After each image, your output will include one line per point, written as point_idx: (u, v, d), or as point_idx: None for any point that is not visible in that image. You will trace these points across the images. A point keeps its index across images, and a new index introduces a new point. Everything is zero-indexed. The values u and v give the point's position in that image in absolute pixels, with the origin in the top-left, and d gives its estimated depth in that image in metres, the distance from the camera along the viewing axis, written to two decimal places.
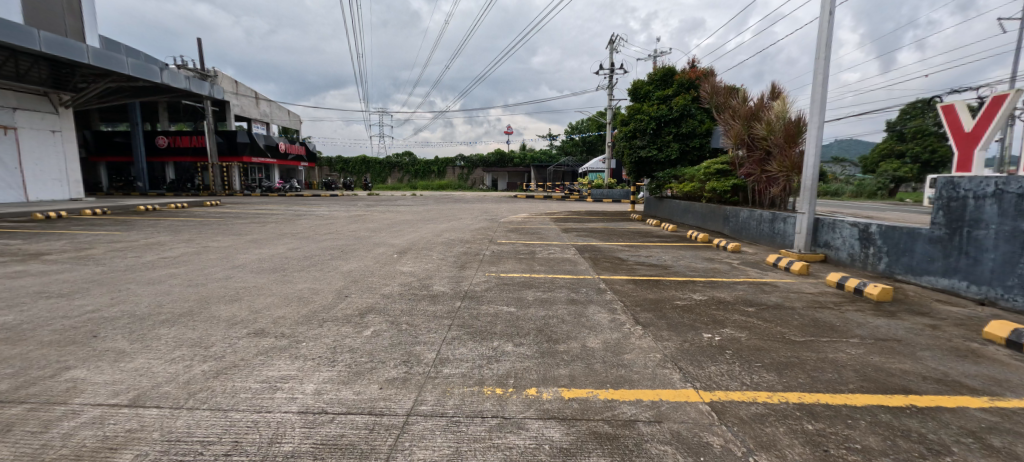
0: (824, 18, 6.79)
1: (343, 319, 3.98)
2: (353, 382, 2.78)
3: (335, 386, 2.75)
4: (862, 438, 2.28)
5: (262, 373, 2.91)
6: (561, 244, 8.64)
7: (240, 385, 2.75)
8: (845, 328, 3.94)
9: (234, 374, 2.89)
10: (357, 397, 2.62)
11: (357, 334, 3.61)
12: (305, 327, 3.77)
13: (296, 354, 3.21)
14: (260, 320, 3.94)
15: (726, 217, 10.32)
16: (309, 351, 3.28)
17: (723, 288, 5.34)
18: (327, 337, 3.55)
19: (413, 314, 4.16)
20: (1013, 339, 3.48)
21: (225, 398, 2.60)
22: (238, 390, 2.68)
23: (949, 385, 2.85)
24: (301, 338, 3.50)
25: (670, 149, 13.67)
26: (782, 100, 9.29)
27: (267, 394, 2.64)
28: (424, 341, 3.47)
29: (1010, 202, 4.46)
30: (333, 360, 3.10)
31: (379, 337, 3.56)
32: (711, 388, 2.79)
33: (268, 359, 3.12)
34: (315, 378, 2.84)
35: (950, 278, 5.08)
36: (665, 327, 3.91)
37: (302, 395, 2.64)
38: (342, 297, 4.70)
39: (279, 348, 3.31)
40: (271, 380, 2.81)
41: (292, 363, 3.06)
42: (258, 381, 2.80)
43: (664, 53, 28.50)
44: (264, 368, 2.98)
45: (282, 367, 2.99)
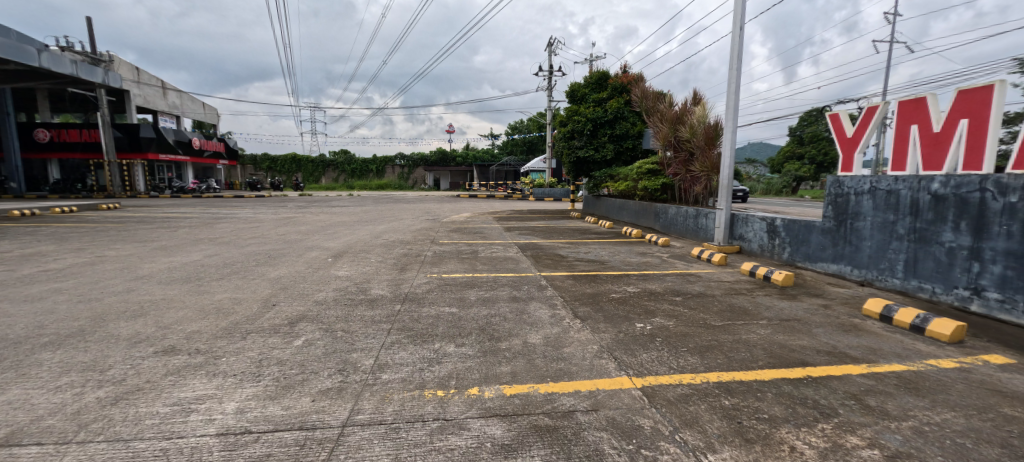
0: (735, 32, 7.48)
1: (271, 330, 3.77)
2: (281, 397, 2.65)
3: (262, 402, 2.60)
4: (768, 408, 2.57)
5: (172, 395, 2.68)
6: (503, 243, 8.72)
7: (145, 410, 2.52)
8: (756, 311, 4.39)
9: (138, 399, 2.64)
10: (286, 412, 2.50)
11: (287, 345, 3.43)
12: (225, 341, 3.51)
13: (213, 371, 2.99)
14: (170, 336, 3.62)
15: (656, 213, 11.00)
16: (230, 367, 3.07)
17: (654, 280, 5.71)
18: (251, 350, 3.35)
19: (349, 320, 4.02)
20: (884, 314, 4.08)
21: (127, 426, 2.37)
22: (143, 416, 2.46)
23: (837, 356, 3.28)
24: (219, 354, 3.26)
25: (605, 150, 14.27)
26: (702, 105, 10.03)
27: (178, 418, 2.44)
28: (361, 348, 3.38)
29: (881, 198, 5.19)
30: (258, 375, 2.93)
31: (312, 346, 3.41)
32: (642, 373, 3.00)
33: (180, 379, 2.88)
34: (237, 396, 2.67)
35: (838, 264, 5.80)
36: (601, 318, 4.13)
37: (221, 415, 2.48)
38: (268, 306, 4.42)
39: (195, 366, 3.08)
40: (182, 402, 2.60)
41: (209, 382, 2.85)
42: (167, 404, 2.59)
43: (599, 58, 29.92)
44: (175, 390, 2.75)
45: (197, 387, 2.78)
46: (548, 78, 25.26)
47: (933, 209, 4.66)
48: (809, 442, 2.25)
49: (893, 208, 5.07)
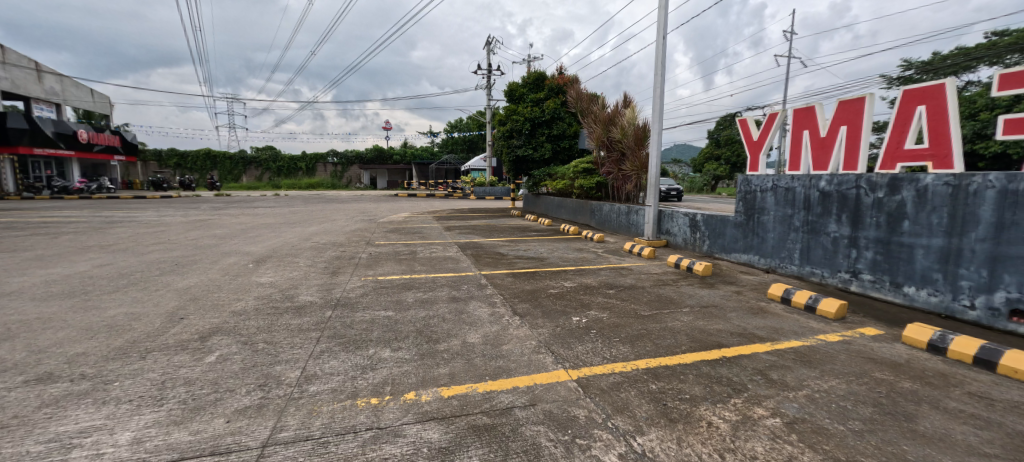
0: (659, 40, 7.97)
1: (178, 347, 3.44)
2: (188, 421, 2.43)
3: (164, 429, 2.37)
4: (689, 388, 2.78)
5: (49, 430, 2.36)
6: (442, 242, 8.63)
7: (12, 451, 2.19)
8: (680, 300, 4.73)
9: (4, 438, 2.29)
10: (195, 438, 2.30)
11: (197, 362, 3.16)
12: (119, 363, 3.15)
13: (103, 398, 2.67)
14: (46, 361, 3.18)
15: (592, 211, 11.43)
16: (125, 392, 2.76)
17: (590, 275, 5.94)
18: (152, 371, 3.03)
19: (272, 330, 3.78)
20: (785, 296, 4.58)
21: None
22: (9, 458, 2.14)
23: (747, 337, 3.63)
24: (112, 378, 2.92)
25: (543, 149, 14.56)
26: (632, 108, 10.57)
27: (56, 457, 2.16)
28: (285, 360, 3.20)
29: (781, 195, 5.81)
30: (160, 399, 2.67)
31: (227, 362, 3.17)
32: (578, 365, 3.12)
33: (60, 411, 2.54)
34: (133, 424, 2.41)
35: (748, 254, 6.40)
36: (540, 314, 4.23)
37: (113, 448, 2.22)
38: (174, 320, 4.03)
39: (79, 394, 2.73)
40: (62, 437, 2.30)
41: (98, 411, 2.54)
42: (42, 442, 2.27)
43: (536, 59, 30.45)
44: (54, 423, 2.42)
45: (82, 418, 2.47)
46: (487, 76, 25.27)
47: (821, 204, 5.30)
48: (724, 416, 2.47)
49: (790, 204, 5.69)
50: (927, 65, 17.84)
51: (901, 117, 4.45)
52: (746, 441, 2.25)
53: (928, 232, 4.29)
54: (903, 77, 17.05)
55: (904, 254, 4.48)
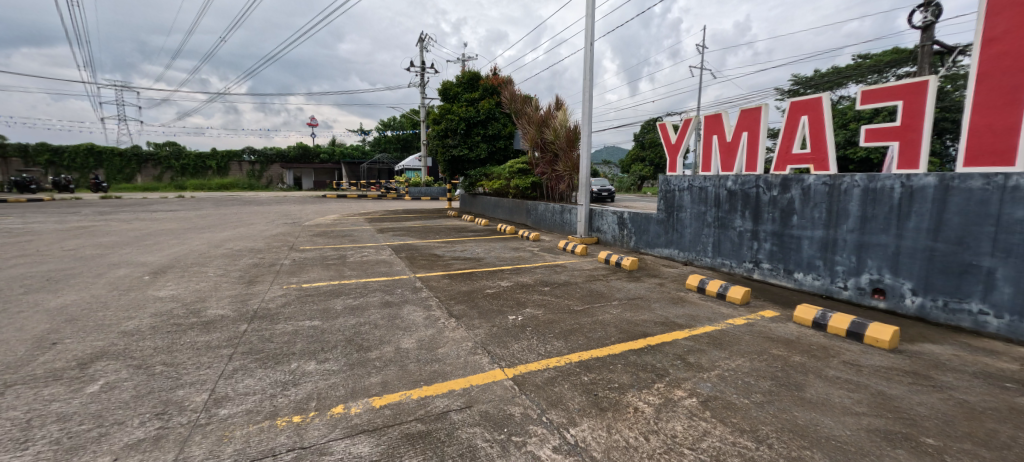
0: (588, 46, 8.31)
1: (52, 377, 3.00)
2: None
3: None
4: (618, 377, 2.94)
5: None
6: (375, 245, 8.33)
7: None
8: (610, 293, 4.98)
9: None
10: None
11: (77, 393, 2.77)
12: None
13: None
14: None
15: (527, 210, 11.63)
16: None
17: (526, 273, 6.05)
18: (17, 407, 2.61)
19: (173, 351, 3.43)
20: (700, 286, 4.99)
21: None
22: None
23: (669, 325, 3.92)
24: None
25: (479, 149, 14.54)
26: (563, 111, 10.91)
27: None
28: (189, 383, 2.92)
29: (695, 193, 6.31)
30: (28, 440, 2.31)
31: (116, 390, 2.82)
32: (514, 363, 3.18)
33: None
34: None
35: (669, 248, 6.88)
36: (476, 315, 4.25)
37: None
38: (47, 347, 3.50)
39: None
40: None
41: None
42: None
43: (471, 58, 30.36)
44: None
45: None
46: (419, 74, 24.76)
47: (729, 201, 5.84)
48: (648, 401, 2.65)
49: (704, 201, 6.20)
50: (812, 81, 20.31)
51: (789, 125, 5.01)
52: (668, 422, 2.43)
53: (812, 224, 4.90)
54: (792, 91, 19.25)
55: (795, 244, 5.08)
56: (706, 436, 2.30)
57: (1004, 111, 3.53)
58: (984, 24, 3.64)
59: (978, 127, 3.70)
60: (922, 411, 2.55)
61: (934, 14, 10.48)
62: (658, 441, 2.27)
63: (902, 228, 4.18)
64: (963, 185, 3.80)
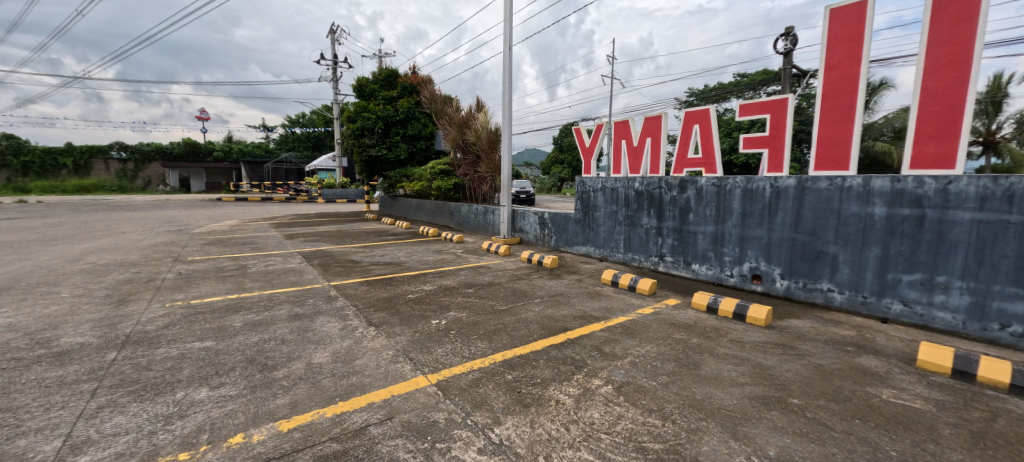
0: (507, 51, 8.50)
1: None
2: None
3: None
4: (540, 372, 3.08)
5: None
6: (282, 253, 7.74)
7: None
8: (533, 292, 5.17)
9: None
10: None
11: None
12: None
13: None
14: None
15: (450, 212, 11.58)
16: None
17: (449, 276, 6.04)
18: None
19: (14, 391, 2.90)
20: (614, 280, 5.38)
21: None
22: None
23: (587, 319, 4.17)
24: None
25: (399, 149, 14.01)
26: (484, 112, 11.03)
27: None
28: (36, 429, 2.49)
29: (608, 194, 6.77)
30: None
31: None
32: (438, 369, 3.18)
33: None
34: None
35: (586, 246, 7.29)
36: (397, 321, 4.17)
37: None
38: None
39: None
40: None
41: None
42: None
43: (388, 54, 29.30)
44: None
45: None
46: (331, 68, 23.42)
47: (636, 201, 6.34)
48: (567, 392, 2.82)
49: (615, 201, 6.66)
50: (700, 94, 22.68)
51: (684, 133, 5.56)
52: (586, 410, 2.61)
53: (704, 221, 5.52)
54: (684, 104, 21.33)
55: (692, 239, 5.67)
56: (620, 420, 2.51)
57: (840, 125, 4.28)
58: (827, 53, 4.33)
59: (825, 137, 4.42)
60: (790, 376, 3.02)
61: (793, 42, 12.25)
62: (578, 430, 2.43)
63: (773, 222, 4.88)
64: (814, 185, 4.53)
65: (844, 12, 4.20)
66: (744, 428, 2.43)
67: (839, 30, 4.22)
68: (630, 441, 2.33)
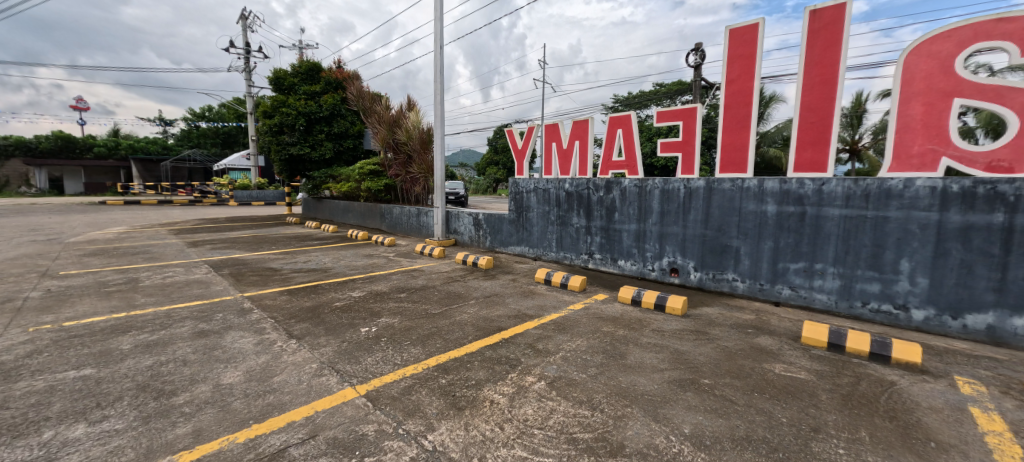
0: (438, 50, 8.40)
1: None
2: None
3: None
4: (475, 374, 3.12)
5: None
6: (185, 263, 7.02)
7: None
8: (467, 293, 5.19)
9: None
10: None
11: None
12: None
13: None
14: None
15: (381, 214, 11.23)
16: None
17: (380, 281, 5.87)
18: None
19: None
20: (547, 278, 5.55)
21: None
22: None
23: (521, 317, 4.28)
24: None
25: (323, 148, 13.26)
26: (415, 112, 10.81)
27: None
28: None
29: (540, 195, 6.95)
30: None
31: None
32: (366, 379, 3.09)
33: None
34: None
35: (520, 246, 7.42)
36: (322, 332, 3.99)
37: None
38: None
39: None
40: None
41: None
42: None
43: (310, 46, 27.58)
44: None
45: None
46: (243, 58, 21.55)
47: (567, 202, 6.59)
48: (502, 392, 2.88)
49: (547, 202, 6.86)
50: (622, 101, 24.00)
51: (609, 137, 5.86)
52: (520, 408, 2.69)
53: (628, 219, 5.87)
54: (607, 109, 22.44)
55: (618, 237, 6.01)
56: (552, 414, 2.62)
57: (740, 133, 4.77)
58: (727, 68, 4.79)
59: (728, 144, 4.91)
60: (703, 359, 3.33)
61: (702, 57, 13.37)
62: (512, 428, 2.50)
63: (686, 220, 5.32)
64: (720, 187, 5.01)
65: (741, 33, 4.67)
66: (663, 410, 2.65)
67: (737, 48, 4.69)
68: (561, 434, 2.44)
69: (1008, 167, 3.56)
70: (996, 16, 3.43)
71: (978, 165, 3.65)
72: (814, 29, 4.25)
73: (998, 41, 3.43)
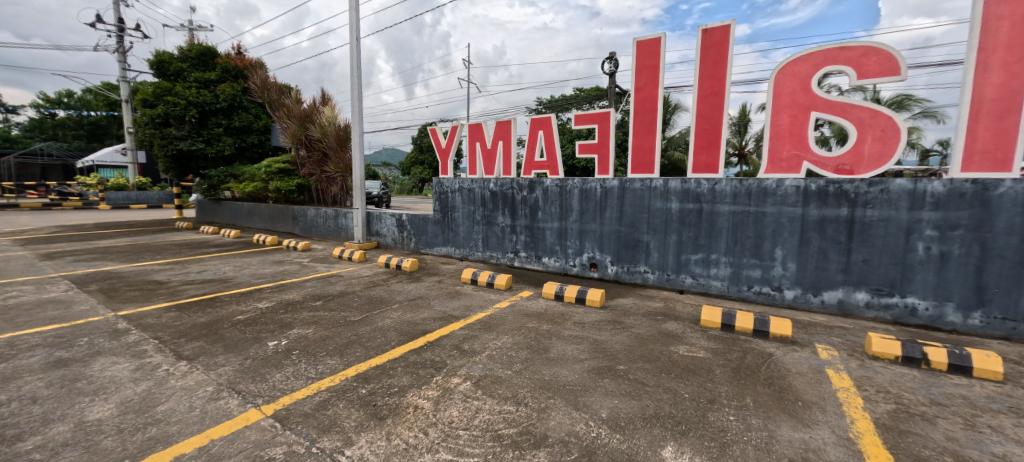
0: (353, 41, 8.00)
1: None
2: None
3: None
4: (398, 381, 3.05)
5: None
6: (39, 280, 5.95)
7: None
8: (390, 297, 5.03)
9: None
10: None
11: None
12: None
13: None
14: None
15: (294, 216, 10.54)
16: None
17: (292, 289, 5.48)
18: None
19: None
20: (473, 278, 5.56)
21: None
22: None
23: (446, 319, 4.25)
24: None
25: (221, 144, 12.02)
26: (330, 106, 10.17)
27: None
28: None
29: (465, 195, 6.93)
30: None
31: None
32: (274, 398, 2.87)
33: None
34: None
35: (446, 247, 7.35)
36: (221, 350, 3.63)
37: None
38: None
39: None
40: None
41: None
42: None
43: (202, 27, 24.73)
44: None
45: None
46: (116, 37, 18.68)
47: (492, 201, 6.65)
48: (426, 396, 2.84)
49: (472, 202, 6.87)
50: (543, 104, 24.65)
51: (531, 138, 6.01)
52: (445, 411, 2.68)
53: (550, 218, 6.08)
54: (529, 111, 22.91)
55: (541, 234, 6.20)
56: (477, 413, 2.64)
57: (647, 136, 5.16)
58: (636, 77, 5.14)
59: (638, 146, 5.27)
60: (619, 346, 3.56)
61: (615, 65, 14.18)
62: (436, 432, 2.48)
63: (603, 217, 5.64)
64: (631, 186, 5.37)
65: (647, 45, 5.04)
66: (583, 398, 2.79)
67: (643, 58, 5.05)
68: (486, 432, 2.47)
69: (849, 170, 4.21)
70: (840, 44, 4.04)
71: (830, 167, 4.27)
72: (707, 45, 4.69)
73: (841, 65, 4.05)
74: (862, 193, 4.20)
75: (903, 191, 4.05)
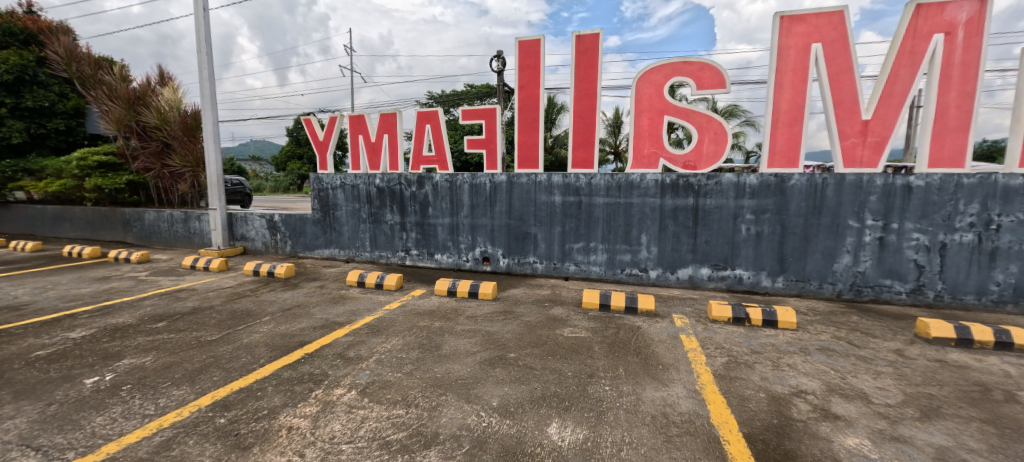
0: (200, 13, 6.96)
1: None
2: None
3: None
4: (268, 403, 2.81)
5: None
6: None
7: None
8: (258, 310, 4.56)
9: None
10: None
11: None
12: None
13: None
14: None
15: (125, 221, 8.80)
16: None
17: (123, 311, 4.61)
18: None
19: None
20: (360, 280, 5.32)
21: None
22: None
23: (328, 327, 4.02)
24: None
25: (7, 128, 9.49)
26: (171, 87, 8.72)
27: None
28: None
29: (349, 192, 6.55)
30: None
31: None
32: (94, 447, 2.39)
33: None
34: None
35: (329, 248, 6.87)
36: (11, 397, 2.90)
37: None
38: None
39: None
40: None
41: None
42: None
43: None
44: None
45: None
46: None
47: (378, 198, 6.40)
48: (302, 415, 2.68)
49: (357, 199, 6.53)
50: (432, 98, 24.27)
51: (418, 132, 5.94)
52: (327, 425, 2.57)
53: (441, 213, 6.09)
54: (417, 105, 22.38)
55: (432, 231, 6.18)
56: (364, 423, 2.59)
57: (530, 133, 5.48)
58: (519, 76, 5.40)
59: (522, 143, 5.57)
60: (508, 335, 3.78)
61: (503, 64, 14.55)
62: (315, 452, 2.35)
63: (492, 212, 5.84)
64: (518, 181, 5.66)
65: (528, 46, 5.33)
66: (475, 390, 2.92)
67: (525, 58, 5.33)
68: (375, 440, 2.43)
69: (693, 166, 5.02)
70: (683, 59, 4.76)
71: (679, 163, 5.06)
72: (580, 51, 5.14)
73: (685, 78, 4.80)
74: (703, 185, 5.04)
75: (731, 184, 4.97)
